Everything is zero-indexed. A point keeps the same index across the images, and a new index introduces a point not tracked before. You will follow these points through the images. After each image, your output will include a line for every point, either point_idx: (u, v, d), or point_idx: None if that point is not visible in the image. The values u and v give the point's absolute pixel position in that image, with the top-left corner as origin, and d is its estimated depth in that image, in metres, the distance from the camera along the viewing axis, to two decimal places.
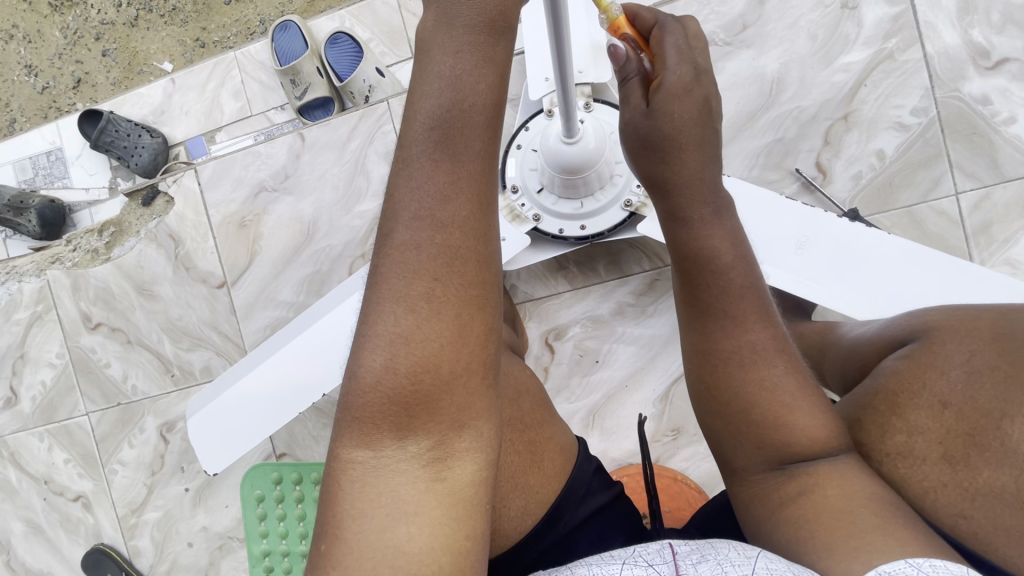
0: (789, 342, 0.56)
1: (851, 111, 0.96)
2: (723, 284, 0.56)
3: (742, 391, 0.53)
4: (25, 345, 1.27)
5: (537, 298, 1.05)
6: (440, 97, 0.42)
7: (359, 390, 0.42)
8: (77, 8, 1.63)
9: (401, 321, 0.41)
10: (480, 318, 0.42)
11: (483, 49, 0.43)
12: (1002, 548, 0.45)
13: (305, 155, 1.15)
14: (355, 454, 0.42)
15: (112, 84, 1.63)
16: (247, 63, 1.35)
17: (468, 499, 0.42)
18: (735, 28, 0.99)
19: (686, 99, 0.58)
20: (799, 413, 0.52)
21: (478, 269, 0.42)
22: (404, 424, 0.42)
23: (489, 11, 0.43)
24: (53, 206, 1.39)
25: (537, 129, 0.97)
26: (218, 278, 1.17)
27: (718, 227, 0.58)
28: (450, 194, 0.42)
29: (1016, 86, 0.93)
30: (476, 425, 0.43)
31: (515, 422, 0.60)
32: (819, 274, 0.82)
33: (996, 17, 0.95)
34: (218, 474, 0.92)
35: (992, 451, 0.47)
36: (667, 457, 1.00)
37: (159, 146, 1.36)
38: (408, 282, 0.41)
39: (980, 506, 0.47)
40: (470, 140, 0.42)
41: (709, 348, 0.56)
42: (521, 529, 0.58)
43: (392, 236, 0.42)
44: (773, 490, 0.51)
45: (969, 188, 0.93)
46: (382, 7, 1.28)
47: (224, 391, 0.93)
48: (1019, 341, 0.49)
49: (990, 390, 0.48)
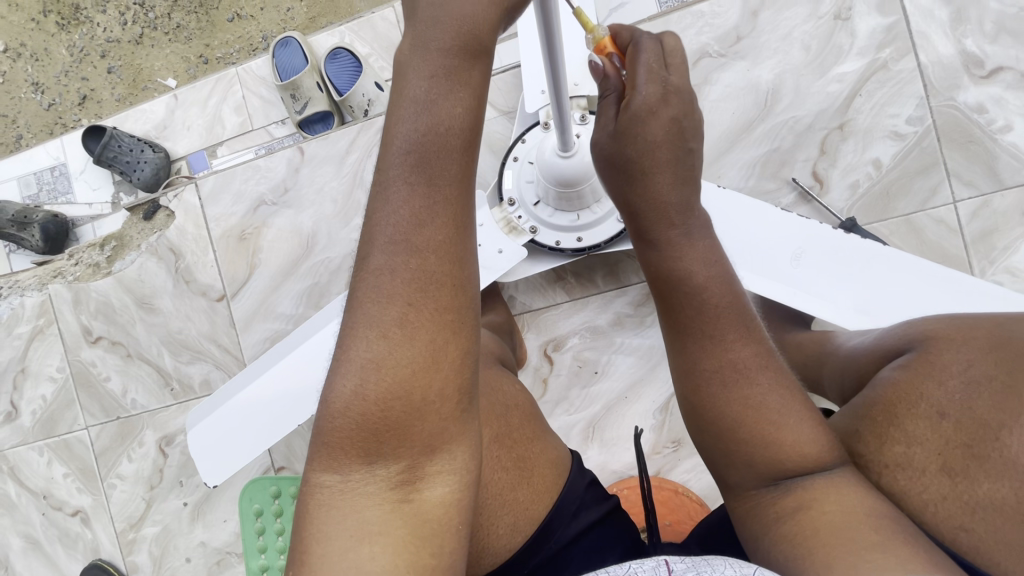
0: (777, 358, 0.55)
1: (846, 120, 0.96)
2: (703, 304, 0.56)
3: (727, 410, 0.53)
4: (27, 359, 1.27)
5: (536, 310, 1.05)
6: (416, 121, 0.43)
7: (329, 415, 0.42)
8: (83, 26, 1.66)
9: (374, 347, 0.42)
10: (455, 342, 0.42)
11: (460, 73, 0.43)
12: (1002, 562, 0.44)
13: (305, 169, 1.16)
14: (323, 479, 0.42)
15: (117, 100, 1.66)
16: (248, 78, 1.37)
17: (439, 521, 0.42)
18: (729, 39, 0.99)
19: (653, 119, 0.58)
20: (786, 429, 0.51)
21: (455, 293, 0.42)
22: (374, 448, 0.42)
23: (460, 37, 0.43)
24: (57, 221, 1.40)
25: (533, 142, 0.97)
26: (218, 291, 1.18)
27: (688, 247, 0.58)
28: (424, 218, 0.42)
29: (1011, 95, 0.93)
30: (449, 448, 0.43)
31: (504, 439, 0.59)
32: (814, 284, 0.82)
33: (989, 27, 0.95)
34: (217, 485, 0.91)
35: (992, 463, 0.46)
36: (667, 469, 0.99)
37: (161, 161, 1.38)
38: (382, 307, 0.42)
39: (981, 519, 0.46)
40: (446, 164, 0.43)
41: (692, 368, 0.55)
42: (511, 547, 0.57)
43: (368, 259, 0.43)
44: (769, 506, 0.50)
45: (967, 196, 0.93)
46: (381, 23, 1.30)
47: (217, 408, 0.93)
48: (1018, 351, 0.49)
49: (989, 401, 0.48)
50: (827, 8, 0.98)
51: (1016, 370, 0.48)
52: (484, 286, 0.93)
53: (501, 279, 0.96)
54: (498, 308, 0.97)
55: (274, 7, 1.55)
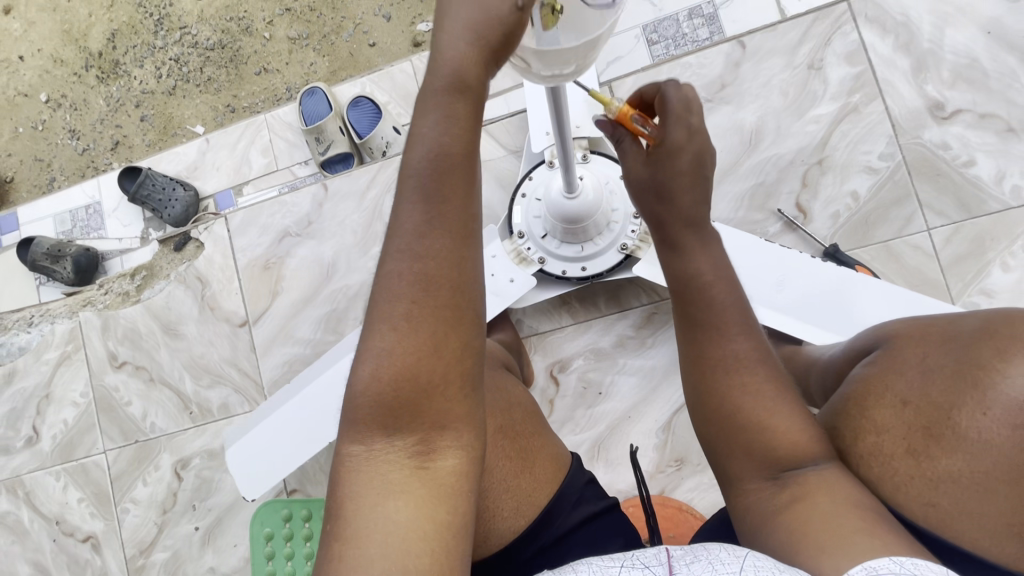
0: (770, 351, 0.61)
1: (824, 157, 1.05)
2: (709, 298, 0.63)
3: (733, 398, 0.59)
4: (51, 385, 1.32)
5: (542, 332, 1.11)
6: (417, 150, 0.49)
7: (354, 397, 0.48)
8: (121, 79, 1.81)
9: (387, 337, 0.48)
10: (454, 335, 0.48)
11: (445, 106, 0.48)
12: (968, 532, 0.50)
13: (327, 204, 1.25)
14: (351, 448, 0.48)
15: (147, 145, 1.79)
16: (275, 123, 1.49)
17: (449, 485, 0.47)
18: (715, 86, 1.10)
19: (684, 151, 0.63)
20: (779, 417, 0.57)
21: (452, 293, 0.48)
22: (392, 423, 0.48)
23: (449, 77, 0.48)
24: (88, 255, 1.49)
25: (539, 179, 1.06)
26: (240, 318, 1.24)
27: (702, 252, 0.65)
28: (425, 229, 0.48)
29: (971, 133, 1.03)
30: (456, 425, 0.49)
31: (506, 431, 0.67)
32: (799, 308, 0.89)
33: (947, 75, 1.05)
34: (255, 499, 0.96)
35: (947, 440, 0.51)
36: (671, 488, 1.01)
37: (191, 199, 1.48)
38: (392, 303, 0.48)
39: (944, 495, 0.51)
40: (443, 183, 0.48)
41: (700, 358, 0.62)
42: (515, 529, 0.63)
43: (382, 266, 0.49)
44: (769, 500, 0.54)
45: (939, 224, 1.00)
46: (399, 75, 1.43)
47: (250, 431, 0.98)
48: (963, 337, 0.54)
49: (940, 386, 0.53)
50: (802, 59, 1.09)
51: (962, 354, 0.53)
52: (497, 312, 1.01)
53: (512, 304, 1.04)
54: (507, 330, 1.03)
55: (299, 62, 1.70)
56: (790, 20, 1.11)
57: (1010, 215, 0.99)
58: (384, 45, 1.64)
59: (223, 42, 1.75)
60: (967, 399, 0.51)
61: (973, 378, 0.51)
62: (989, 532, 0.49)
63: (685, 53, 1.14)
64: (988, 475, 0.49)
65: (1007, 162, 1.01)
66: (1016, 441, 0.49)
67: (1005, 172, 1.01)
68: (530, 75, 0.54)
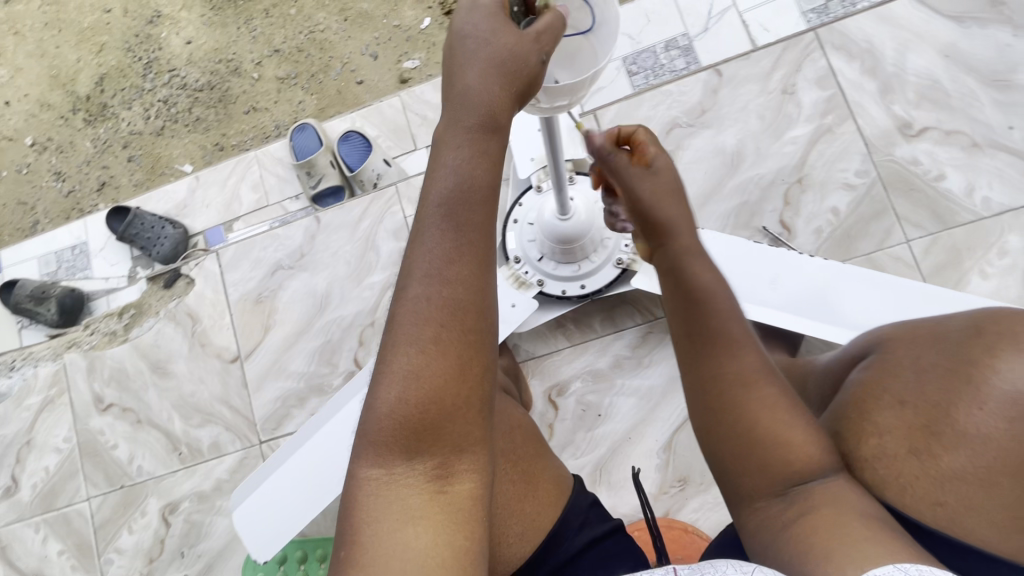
0: (775, 366, 0.61)
1: (803, 175, 1.09)
2: (716, 310, 0.63)
3: (747, 412, 0.57)
4: (34, 430, 1.28)
5: (539, 356, 1.11)
6: (448, 180, 0.50)
7: (374, 418, 0.48)
8: (109, 121, 1.83)
9: (413, 359, 0.48)
10: (478, 357, 0.49)
11: (478, 144, 0.50)
12: (974, 527, 0.51)
13: (320, 236, 1.26)
14: (369, 472, 0.48)
15: (134, 185, 1.78)
16: (266, 159, 1.50)
17: (468, 511, 0.47)
18: (695, 112, 1.15)
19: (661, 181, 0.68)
20: (790, 430, 0.56)
21: (477, 317, 0.49)
22: (413, 446, 0.48)
23: (481, 116, 0.50)
24: (74, 295, 1.46)
25: (529, 204, 1.08)
26: (232, 353, 1.23)
27: (702, 261, 0.66)
28: (453, 256, 0.49)
29: (940, 149, 1.08)
30: (474, 450, 0.49)
31: (508, 455, 0.68)
32: (791, 304, 0.95)
33: (912, 96, 1.11)
34: (267, 559, 0.96)
35: (948, 437, 0.52)
36: (676, 510, 1.00)
37: (180, 236, 1.47)
38: (419, 327, 0.48)
39: (950, 492, 0.52)
40: (473, 216, 0.50)
41: (713, 374, 0.60)
42: (521, 555, 0.62)
43: (406, 289, 0.50)
44: (778, 515, 0.53)
45: (917, 235, 1.04)
46: (388, 109, 1.46)
47: (260, 484, 0.99)
48: (954, 338, 0.56)
49: (936, 384, 0.55)
50: (775, 85, 1.15)
51: (954, 353, 0.55)
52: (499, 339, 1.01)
53: (513, 331, 1.04)
54: (505, 355, 1.03)
55: (287, 101, 1.73)
56: (761, 49, 1.17)
57: (983, 225, 1.03)
58: (371, 82, 1.68)
59: (212, 83, 1.79)
60: (962, 395, 0.53)
61: (967, 377, 0.53)
62: (994, 525, 0.50)
63: (665, 82, 1.19)
64: (990, 470, 0.51)
65: (976, 175, 1.06)
66: (1013, 434, 0.51)
67: (974, 184, 1.05)
68: (529, 108, 0.60)
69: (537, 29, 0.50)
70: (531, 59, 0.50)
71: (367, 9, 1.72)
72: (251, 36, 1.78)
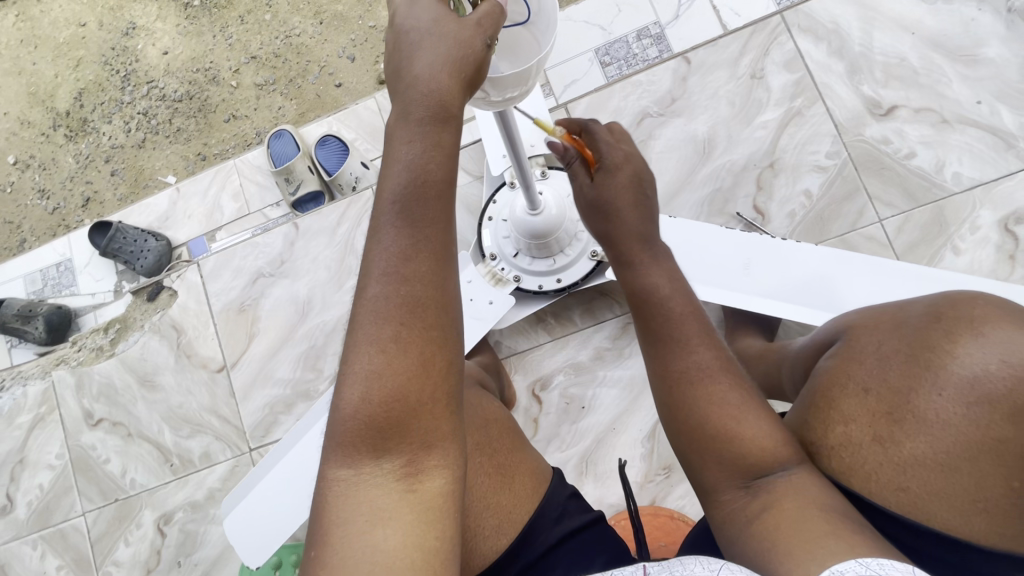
0: (734, 358, 0.63)
1: (775, 159, 1.09)
2: (667, 312, 0.66)
3: (698, 407, 0.60)
4: (26, 449, 1.29)
5: (521, 351, 1.11)
6: (402, 176, 0.51)
7: (341, 419, 0.49)
8: (89, 136, 1.82)
9: (375, 360, 0.49)
10: (441, 353, 0.50)
11: (432, 136, 0.51)
12: (936, 512, 0.51)
13: (299, 242, 1.26)
14: (338, 473, 0.48)
15: (119, 199, 1.78)
16: (245, 167, 1.50)
17: (439, 508, 0.47)
18: (666, 101, 1.15)
19: (621, 172, 0.71)
20: (745, 423, 0.57)
21: (439, 312, 0.50)
22: (380, 444, 0.48)
23: (431, 104, 0.50)
24: (60, 312, 1.46)
25: (503, 201, 1.08)
26: (218, 362, 1.23)
27: (656, 266, 0.69)
28: (411, 253, 0.50)
29: (909, 127, 1.08)
30: (443, 445, 0.49)
31: (485, 448, 0.68)
32: (765, 289, 0.95)
33: (880, 75, 1.11)
34: (259, 565, 0.96)
35: (911, 425, 0.53)
36: (662, 497, 1.01)
37: (163, 249, 1.47)
38: (379, 327, 0.49)
39: (912, 478, 0.52)
40: (429, 211, 0.51)
41: (666, 371, 0.64)
42: (498, 548, 0.63)
43: (366, 290, 0.50)
44: (742, 508, 0.54)
45: (890, 214, 1.05)
46: (364, 112, 1.46)
47: (246, 494, 1.00)
48: (914, 325, 0.57)
49: (899, 371, 0.55)
50: (744, 70, 1.15)
51: (915, 339, 0.56)
52: (477, 337, 1.01)
53: (492, 328, 1.05)
54: (486, 352, 1.03)
55: (267, 107, 1.73)
56: (730, 34, 1.17)
57: (954, 201, 1.04)
58: (349, 84, 1.67)
59: (190, 93, 1.78)
60: (922, 381, 0.53)
61: (926, 363, 0.54)
62: (955, 510, 0.51)
63: (636, 72, 1.18)
64: (951, 455, 0.51)
65: (946, 151, 1.06)
66: (971, 418, 0.51)
67: (944, 161, 1.06)
68: (478, 103, 0.59)
69: (478, 18, 0.50)
70: (472, 49, 0.50)
71: (341, 11, 1.71)
72: (226, 43, 1.78)
